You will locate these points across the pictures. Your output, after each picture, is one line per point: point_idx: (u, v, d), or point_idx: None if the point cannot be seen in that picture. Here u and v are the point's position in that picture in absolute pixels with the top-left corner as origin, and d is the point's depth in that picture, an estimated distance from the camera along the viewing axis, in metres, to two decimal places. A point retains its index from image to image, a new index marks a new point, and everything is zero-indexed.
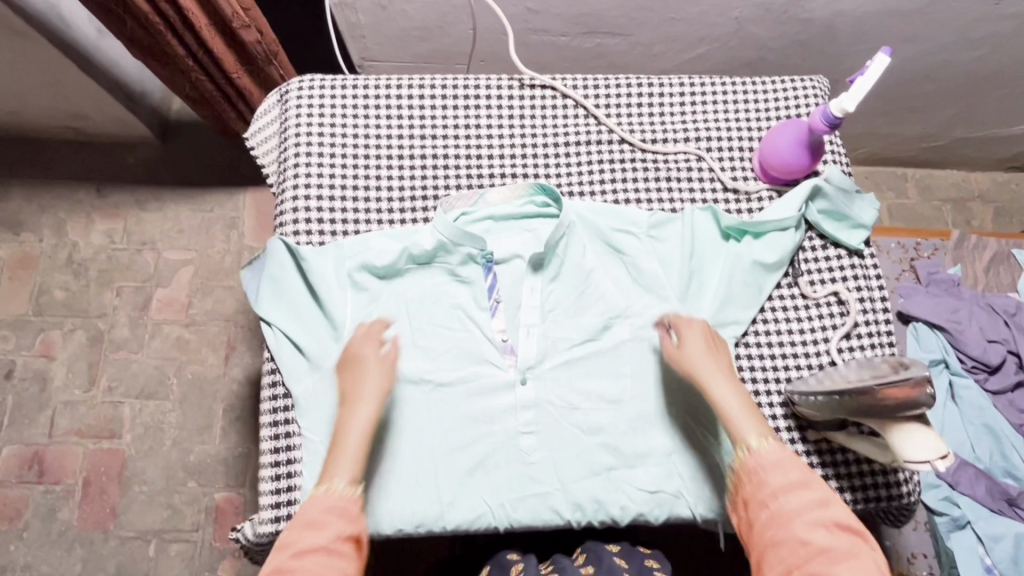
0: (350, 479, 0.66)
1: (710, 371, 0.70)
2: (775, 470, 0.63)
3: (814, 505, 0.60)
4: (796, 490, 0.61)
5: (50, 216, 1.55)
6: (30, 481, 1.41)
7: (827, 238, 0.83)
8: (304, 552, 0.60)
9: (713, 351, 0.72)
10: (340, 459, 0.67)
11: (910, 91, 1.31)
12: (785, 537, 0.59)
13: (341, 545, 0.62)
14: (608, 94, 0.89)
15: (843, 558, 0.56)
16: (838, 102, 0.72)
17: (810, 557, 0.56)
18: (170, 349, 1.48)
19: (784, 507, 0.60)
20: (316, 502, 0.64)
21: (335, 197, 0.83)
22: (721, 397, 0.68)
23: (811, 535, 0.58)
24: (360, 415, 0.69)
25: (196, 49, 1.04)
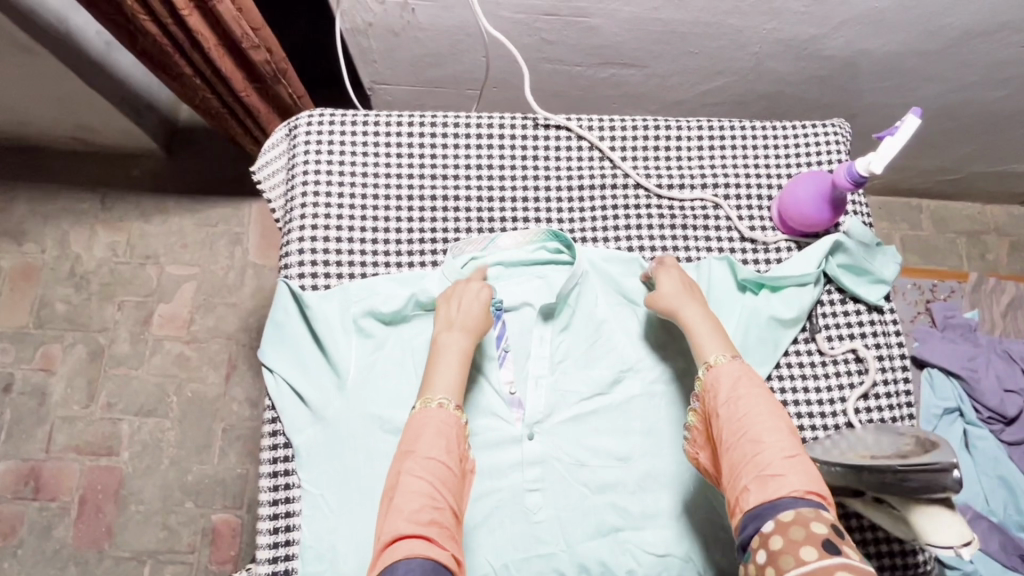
0: (452, 398, 0.66)
1: (677, 296, 0.73)
2: (730, 383, 0.64)
3: (764, 409, 0.62)
4: (749, 396, 0.63)
5: (54, 227, 1.46)
6: (26, 497, 1.33)
7: (846, 292, 0.81)
8: (421, 459, 0.61)
9: (686, 285, 0.74)
10: (442, 377, 0.67)
11: (948, 130, 1.24)
12: (736, 438, 0.61)
13: (450, 457, 0.62)
14: (624, 137, 0.87)
15: (787, 455, 0.58)
16: (864, 160, 0.69)
17: (757, 455, 0.59)
18: (170, 365, 1.40)
19: (736, 411, 0.62)
20: (424, 413, 0.64)
21: (342, 238, 0.81)
22: (687, 322, 0.71)
23: (760, 435, 0.60)
24: (458, 343, 0.70)
25: (203, 69, 0.93)
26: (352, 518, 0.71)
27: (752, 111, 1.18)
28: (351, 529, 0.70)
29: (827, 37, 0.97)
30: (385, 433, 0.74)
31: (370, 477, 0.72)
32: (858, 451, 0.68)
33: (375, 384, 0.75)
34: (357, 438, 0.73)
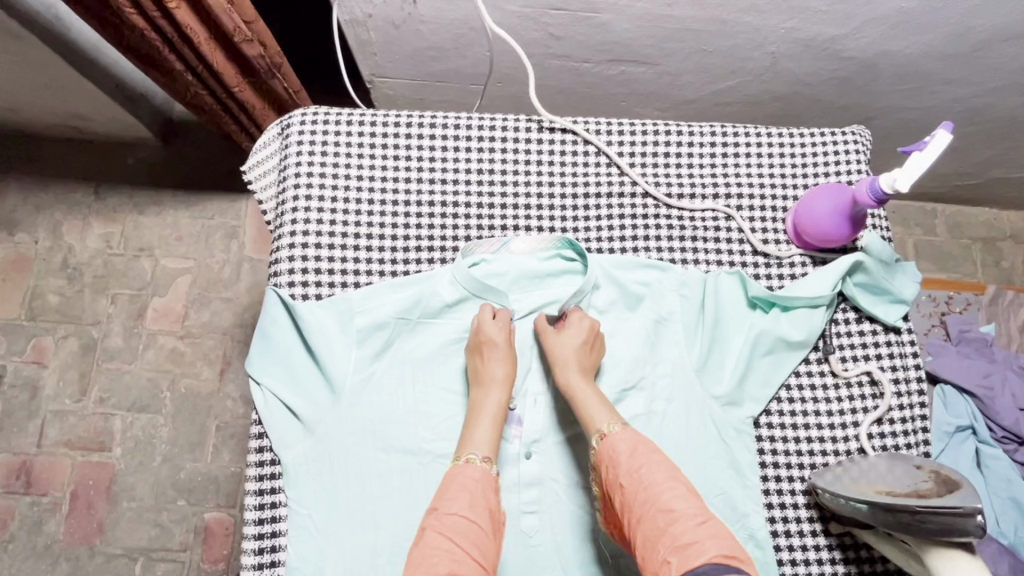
0: (486, 454, 0.65)
1: (569, 363, 0.70)
2: (626, 451, 0.61)
3: (666, 473, 0.58)
4: (648, 462, 0.60)
5: (46, 216, 1.37)
6: (17, 492, 1.24)
7: (863, 312, 0.78)
8: (444, 515, 0.59)
9: (584, 343, 0.71)
10: (478, 430, 0.66)
11: (979, 140, 1.18)
12: (644, 511, 0.56)
13: (478, 513, 0.59)
14: (633, 142, 0.83)
15: (697, 521, 0.54)
16: (890, 177, 0.65)
17: (669, 526, 0.54)
18: (164, 361, 1.30)
19: (641, 481, 0.58)
20: (456, 470, 0.63)
21: (335, 245, 0.77)
22: (579, 395, 0.68)
23: (669, 502, 0.56)
24: (494, 397, 0.69)
25: (194, 64, 0.88)
26: (340, 539, 0.68)
27: (765, 112, 1.12)
28: (339, 551, 0.68)
29: (844, 37, 0.92)
30: (376, 449, 0.71)
31: (360, 496, 0.69)
32: (873, 485, 0.65)
33: (369, 398, 0.72)
34: (348, 455, 0.70)
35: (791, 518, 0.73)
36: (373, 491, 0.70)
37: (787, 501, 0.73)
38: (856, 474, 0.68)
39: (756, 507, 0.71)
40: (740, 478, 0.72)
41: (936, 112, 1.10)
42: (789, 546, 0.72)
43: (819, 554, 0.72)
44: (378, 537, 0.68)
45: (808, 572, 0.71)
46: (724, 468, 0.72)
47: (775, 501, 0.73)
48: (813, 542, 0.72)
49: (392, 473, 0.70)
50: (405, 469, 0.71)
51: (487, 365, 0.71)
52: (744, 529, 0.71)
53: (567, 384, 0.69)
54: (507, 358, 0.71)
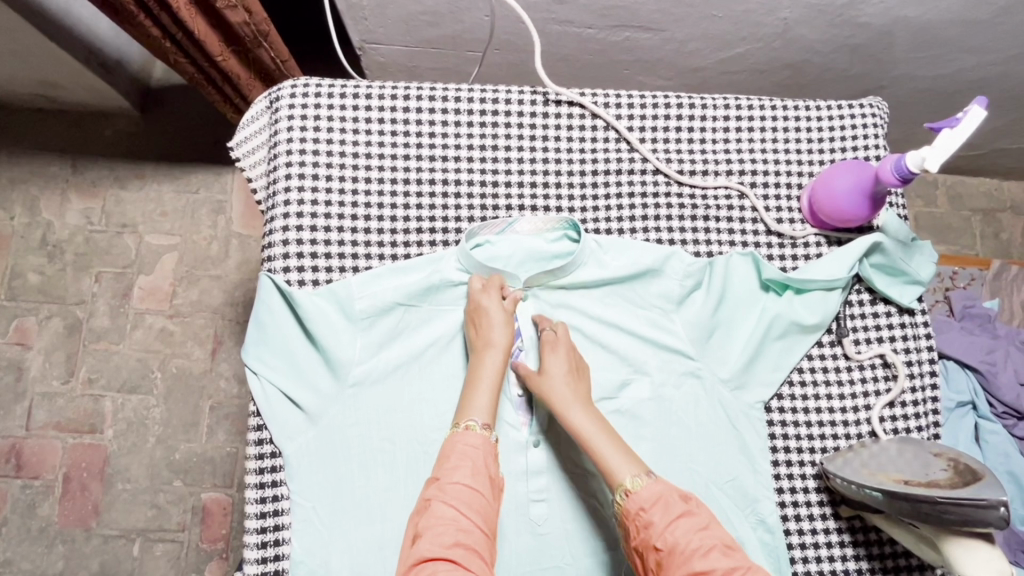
0: (486, 420, 0.62)
1: (569, 403, 0.65)
2: (656, 508, 0.57)
3: (702, 531, 0.56)
4: (683, 519, 0.57)
5: (21, 191, 1.31)
6: (8, 475, 1.22)
7: (876, 293, 0.76)
8: (448, 485, 0.57)
9: (574, 376, 0.67)
10: (477, 398, 0.64)
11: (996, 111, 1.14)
12: (683, 574, 0.54)
13: (481, 482, 0.58)
14: (643, 116, 0.79)
15: (737, 574, 0.52)
16: (917, 155, 0.62)
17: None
18: (154, 341, 1.27)
19: (680, 542, 0.55)
20: (455, 437, 0.60)
21: (331, 226, 0.73)
22: (588, 433, 0.63)
23: (707, 564, 0.53)
24: (492, 361, 0.66)
25: (173, 31, 0.82)
26: (345, 531, 0.66)
27: (773, 81, 1.08)
28: (344, 544, 0.66)
29: (862, 2, 0.87)
30: (381, 439, 0.69)
31: (366, 487, 0.67)
32: (888, 472, 0.64)
33: (374, 387, 0.70)
34: (351, 446, 0.68)
35: (801, 502, 0.72)
36: (378, 483, 0.68)
37: (797, 485, 0.73)
38: (867, 459, 0.67)
39: (767, 492, 0.71)
40: (751, 463, 0.71)
41: (951, 82, 1.06)
42: (799, 529, 0.72)
43: (828, 536, 0.72)
44: (385, 528, 0.67)
45: (817, 555, 0.71)
46: (735, 453, 0.71)
47: (784, 485, 0.72)
48: (823, 526, 0.72)
49: (398, 464, 0.68)
50: (411, 458, 0.69)
51: (485, 330, 0.68)
52: (755, 514, 0.70)
53: (575, 425, 0.64)
54: (508, 319, 0.69)
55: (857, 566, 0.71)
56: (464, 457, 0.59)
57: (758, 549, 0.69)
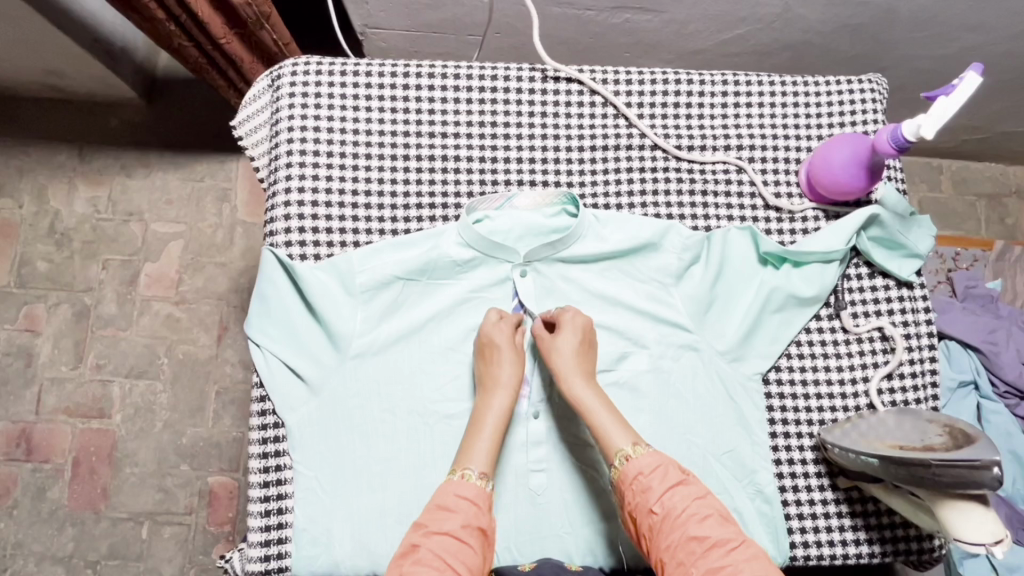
0: (484, 470, 0.62)
1: (572, 376, 0.66)
2: (654, 475, 0.59)
3: (698, 500, 0.57)
4: (680, 487, 0.58)
5: (29, 180, 1.32)
6: (19, 459, 1.24)
7: (875, 267, 0.76)
8: (434, 533, 0.56)
9: (581, 349, 0.68)
10: (478, 444, 0.63)
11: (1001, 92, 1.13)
12: (677, 538, 0.55)
13: (470, 534, 0.57)
14: (641, 91, 0.79)
15: (729, 547, 0.54)
16: (913, 123, 0.62)
17: (705, 552, 0.54)
18: (160, 327, 1.28)
19: (675, 507, 0.57)
20: (449, 486, 0.60)
21: (332, 202, 0.74)
22: (589, 411, 0.64)
23: (702, 531, 0.55)
24: (497, 402, 0.66)
25: (177, 12, 0.83)
26: (347, 500, 0.67)
27: (774, 62, 1.08)
28: (346, 512, 0.67)
29: None
30: (382, 411, 0.70)
31: (367, 458, 0.69)
32: (884, 439, 0.64)
33: (375, 359, 0.70)
34: (352, 418, 0.69)
35: (799, 473, 0.73)
36: (379, 454, 0.69)
37: (795, 457, 0.73)
38: (865, 429, 0.67)
39: (764, 463, 0.71)
40: (748, 435, 0.72)
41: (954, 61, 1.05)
42: (796, 500, 0.72)
43: (826, 507, 0.72)
44: (386, 497, 0.68)
45: (814, 525, 0.72)
46: (732, 425, 0.72)
47: (782, 456, 0.73)
48: (820, 497, 0.72)
49: (399, 436, 0.69)
50: (411, 429, 0.70)
51: (493, 371, 0.67)
52: (752, 484, 0.71)
53: (577, 400, 0.65)
54: (516, 357, 0.68)
55: (855, 536, 0.72)
56: (454, 507, 0.58)
57: (754, 519, 0.70)
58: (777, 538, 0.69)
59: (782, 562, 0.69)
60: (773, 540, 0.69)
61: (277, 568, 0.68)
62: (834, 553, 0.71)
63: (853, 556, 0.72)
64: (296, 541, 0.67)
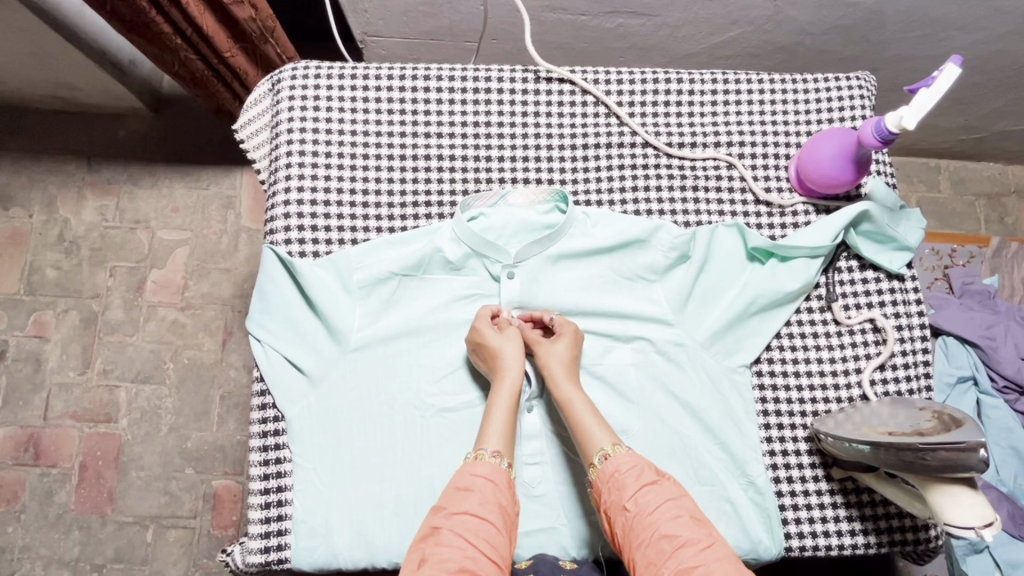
0: (498, 449, 0.62)
1: (563, 378, 0.68)
2: (630, 473, 0.60)
3: (671, 500, 0.57)
4: (654, 486, 0.59)
5: (39, 190, 1.35)
6: (27, 463, 1.25)
7: (865, 261, 0.77)
8: (455, 515, 0.56)
9: (572, 359, 0.70)
10: (491, 425, 0.64)
11: (994, 92, 1.14)
12: (648, 536, 0.55)
13: (489, 511, 0.57)
14: (633, 91, 0.81)
15: (701, 547, 0.54)
16: (895, 115, 0.64)
17: (675, 551, 0.54)
18: (165, 333, 1.30)
19: (646, 505, 0.57)
20: (465, 467, 0.60)
21: (331, 201, 0.76)
22: (576, 409, 0.66)
23: (673, 529, 0.55)
24: (506, 391, 0.66)
25: (184, 27, 0.85)
26: (345, 493, 0.69)
27: (767, 64, 1.09)
28: (344, 505, 0.68)
29: None
30: (378, 405, 0.71)
31: (365, 453, 0.70)
32: (875, 426, 0.64)
33: (372, 354, 0.72)
34: (349, 413, 0.70)
35: (793, 465, 0.73)
36: (376, 448, 0.70)
37: (789, 448, 0.73)
38: (857, 418, 0.68)
39: (756, 454, 0.72)
40: (739, 427, 0.72)
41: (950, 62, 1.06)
42: (790, 491, 0.73)
43: (821, 499, 0.73)
44: (383, 491, 0.69)
45: (808, 516, 0.72)
46: (722, 416, 0.72)
47: (775, 448, 0.73)
48: (815, 488, 0.73)
49: (396, 429, 0.71)
50: (408, 423, 0.71)
51: (498, 361, 0.68)
52: (745, 475, 0.71)
53: (565, 400, 0.67)
54: (518, 346, 0.69)
55: (850, 528, 0.72)
56: (473, 485, 0.58)
57: (748, 509, 0.70)
58: (768, 528, 0.70)
59: (777, 552, 0.70)
60: (767, 530, 0.70)
61: (277, 559, 0.69)
62: (830, 545, 0.72)
63: (848, 547, 0.72)
64: (296, 532, 0.68)
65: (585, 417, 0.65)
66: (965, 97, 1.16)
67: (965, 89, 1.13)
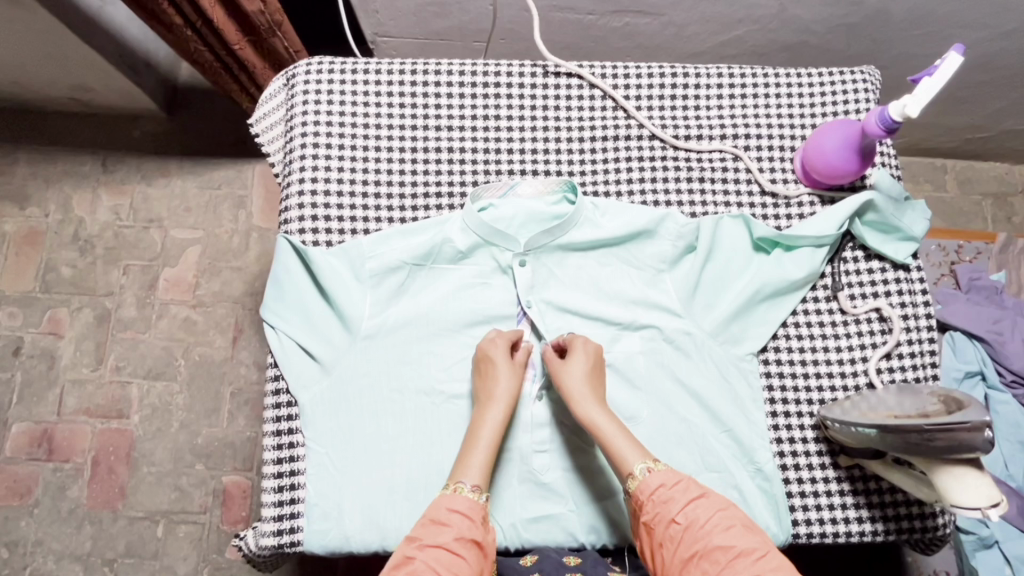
0: (477, 483, 0.62)
1: (585, 398, 0.67)
2: (676, 488, 0.59)
3: (721, 510, 0.57)
4: (701, 499, 0.58)
5: (56, 190, 1.38)
6: (40, 458, 1.27)
7: (871, 251, 0.78)
8: (428, 547, 0.56)
9: (591, 373, 0.69)
10: (472, 458, 0.64)
11: (999, 90, 1.14)
12: (702, 547, 0.55)
13: (462, 546, 0.57)
14: (640, 85, 0.82)
15: (756, 557, 0.53)
16: (899, 104, 0.64)
17: (731, 562, 0.53)
18: (177, 330, 1.32)
19: (697, 517, 0.56)
20: (442, 500, 0.60)
21: (342, 191, 0.77)
22: (603, 430, 0.64)
23: (727, 540, 0.55)
24: (494, 416, 0.67)
25: (194, 19, 0.89)
26: (356, 478, 0.70)
27: (772, 63, 1.10)
28: (356, 490, 0.69)
29: None
30: (389, 391, 0.72)
31: (376, 440, 0.71)
32: (881, 411, 0.65)
33: (383, 342, 0.73)
34: (361, 399, 0.71)
35: (800, 452, 0.74)
36: (387, 433, 0.71)
37: (796, 435, 0.74)
38: (863, 404, 0.68)
39: (763, 442, 0.72)
40: (745, 414, 0.73)
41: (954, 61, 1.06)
42: (797, 479, 0.73)
43: (828, 486, 0.73)
44: (394, 476, 0.70)
45: (815, 503, 0.73)
46: (729, 404, 0.73)
47: (783, 435, 0.74)
48: (822, 475, 0.73)
49: (407, 416, 0.72)
50: (418, 410, 0.72)
51: (492, 383, 0.69)
52: (752, 462, 0.72)
53: (589, 420, 0.65)
54: (515, 379, 0.69)
55: (857, 514, 0.72)
56: (445, 519, 0.58)
57: (756, 495, 0.71)
58: (776, 513, 0.70)
59: (785, 539, 0.70)
60: (775, 517, 0.70)
61: (289, 542, 0.70)
62: (837, 532, 0.72)
63: (855, 534, 0.72)
64: (308, 514, 0.69)
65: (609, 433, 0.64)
66: (970, 95, 1.17)
67: (972, 86, 1.13)
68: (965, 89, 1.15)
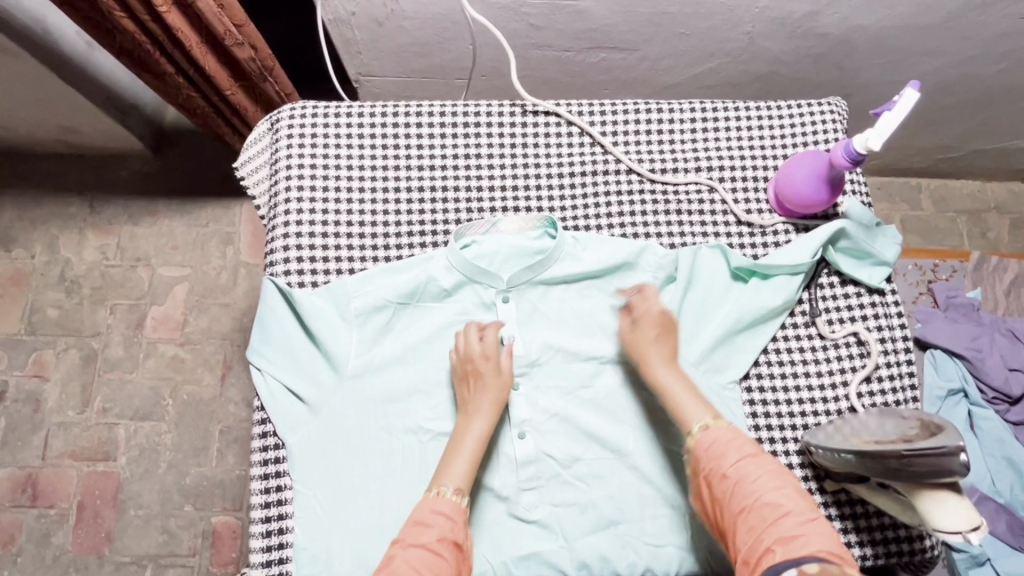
0: (460, 486, 0.63)
1: (663, 362, 0.69)
2: (732, 445, 0.62)
3: (772, 471, 0.60)
4: (754, 457, 0.61)
5: (42, 231, 1.38)
6: (24, 505, 1.25)
7: (846, 276, 0.80)
8: (411, 546, 0.58)
9: (666, 325, 0.71)
10: (456, 462, 0.65)
11: (967, 112, 1.18)
12: (750, 502, 0.58)
13: (442, 545, 0.59)
14: (615, 122, 0.85)
15: (804, 519, 0.56)
16: (863, 138, 0.67)
17: (777, 519, 0.56)
18: (165, 369, 1.31)
19: (747, 474, 0.60)
20: (426, 502, 0.62)
21: (327, 231, 0.79)
22: (675, 392, 0.67)
23: (776, 498, 0.58)
24: (478, 425, 0.67)
25: (186, 66, 0.90)
26: (344, 520, 0.69)
27: (746, 93, 1.13)
28: (346, 531, 0.69)
29: (820, 13, 0.92)
30: (377, 431, 0.72)
31: (364, 481, 0.71)
32: (860, 434, 0.66)
33: (370, 381, 0.73)
34: (347, 440, 0.71)
35: None
36: (376, 474, 0.71)
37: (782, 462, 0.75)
38: (844, 428, 0.69)
39: None
40: None
41: (921, 88, 1.10)
42: None
43: None
44: (383, 518, 0.70)
45: None
46: None
47: None
48: None
49: (394, 455, 0.72)
50: (406, 448, 0.72)
51: (474, 392, 0.69)
52: None
53: (664, 382, 0.68)
54: (496, 385, 0.69)
55: (846, 539, 0.73)
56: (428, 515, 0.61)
57: None
58: None
59: None
60: None
61: None
62: None
63: None
64: (297, 558, 0.69)
65: (683, 395, 0.66)
66: (940, 117, 1.20)
67: (939, 110, 1.17)
68: (933, 112, 1.18)
